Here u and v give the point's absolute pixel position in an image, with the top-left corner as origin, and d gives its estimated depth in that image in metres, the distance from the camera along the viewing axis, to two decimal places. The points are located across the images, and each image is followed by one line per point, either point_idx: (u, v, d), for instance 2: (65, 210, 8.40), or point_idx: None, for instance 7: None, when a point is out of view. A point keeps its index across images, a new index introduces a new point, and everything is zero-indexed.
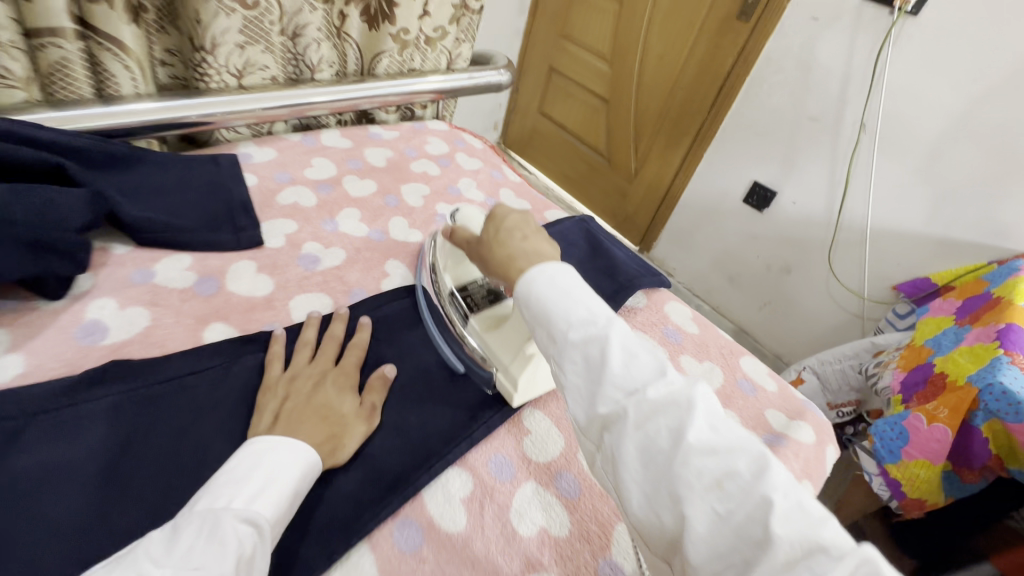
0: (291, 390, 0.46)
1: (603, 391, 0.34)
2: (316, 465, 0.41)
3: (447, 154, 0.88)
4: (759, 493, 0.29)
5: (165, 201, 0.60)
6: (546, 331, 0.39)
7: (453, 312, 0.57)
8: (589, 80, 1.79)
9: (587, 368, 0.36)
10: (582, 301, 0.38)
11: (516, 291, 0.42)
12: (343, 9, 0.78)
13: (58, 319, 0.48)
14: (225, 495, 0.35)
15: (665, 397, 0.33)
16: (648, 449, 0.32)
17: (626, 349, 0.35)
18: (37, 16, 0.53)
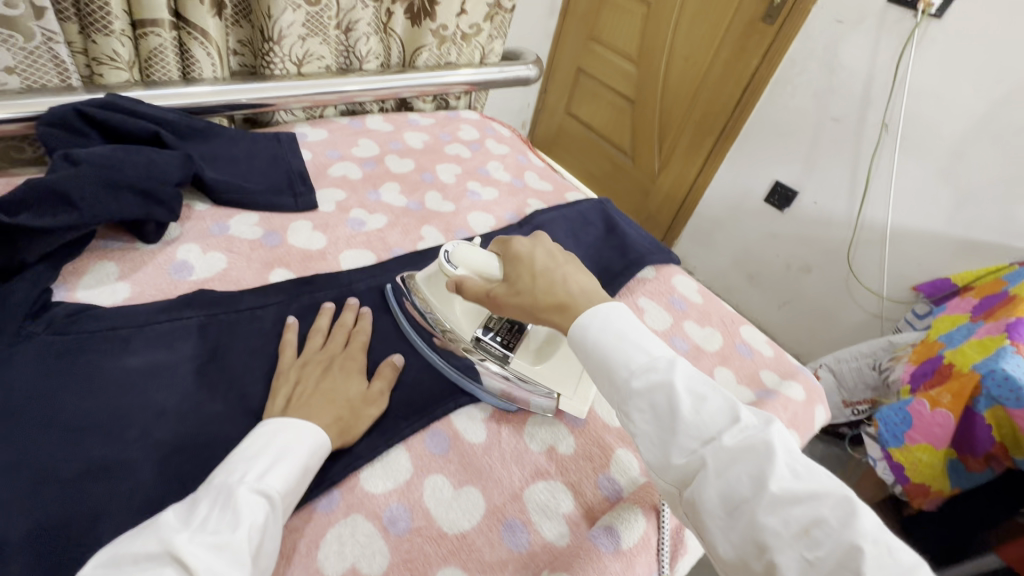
0: (302, 376, 0.48)
1: (677, 440, 0.35)
2: (325, 443, 0.43)
3: (478, 139, 0.96)
4: (849, 540, 0.30)
5: (237, 168, 0.69)
6: (609, 382, 0.38)
7: (489, 358, 0.55)
8: (616, 81, 1.86)
9: (657, 416, 0.36)
10: (639, 343, 0.38)
11: (569, 336, 0.42)
12: (391, 8, 0.87)
13: (155, 258, 0.58)
14: (239, 470, 0.38)
15: (740, 444, 0.34)
16: (728, 495, 0.33)
17: (693, 393, 0.36)
18: (143, 9, 0.64)
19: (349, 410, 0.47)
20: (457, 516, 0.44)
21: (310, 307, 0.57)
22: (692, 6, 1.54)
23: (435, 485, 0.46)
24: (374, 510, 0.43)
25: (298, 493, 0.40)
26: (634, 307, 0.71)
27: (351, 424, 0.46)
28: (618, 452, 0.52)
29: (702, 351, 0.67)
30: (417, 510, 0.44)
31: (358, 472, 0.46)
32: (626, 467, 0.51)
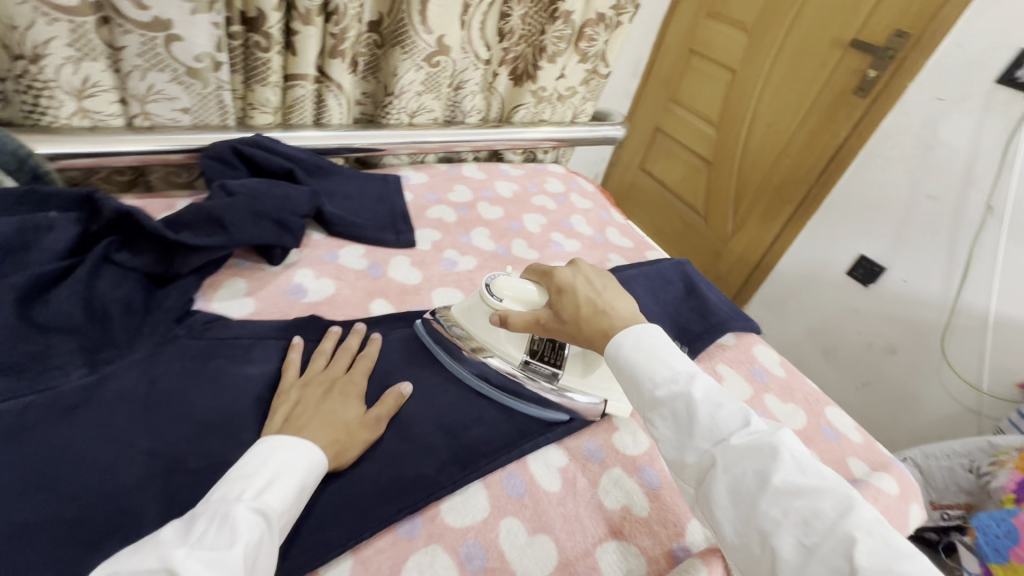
0: (303, 396, 0.49)
1: (693, 441, 0.37)
2: (322, 462, 0.43)
3: (563, 193, 1.01)
4: (844, 531, 0.31)
5: (350, 204, 0.77)
6: (636, 393, 0.41)
7: (540, 378, 0.58)
8: (694, 142, 1.88)
9: (675, 421, 0.38)
10: (666, 359, 0.41)
11: (605, 353, 0.45)
12: (498, 69, 0.94)
13: (278, 279, 0.65)
14: (237, 488, 0.37)
15: (748, 444, 0.36)
16: (735, 490, 0.35)
17: (710, 399, 0.38)
18: (296, 65, 0.74)
19: (346, 433, 0.47)
20: (530, 563, 0.45)
21: (404, 338, 0.61)
22: (779, 76, 1.55)
23: (509, 528, 0.47)
24: (453, 544, 0.45)
25: (292, 514, 0.40)
26: (714, 373, 0.70)
27: (345, 447, 0.46)
28: (692, 522, 0.51)
29: (784, 428, 0.65)
30: (492, 551, 0.45)
31: (440, 503, 0.48)
32: (700, 539, 0.50)
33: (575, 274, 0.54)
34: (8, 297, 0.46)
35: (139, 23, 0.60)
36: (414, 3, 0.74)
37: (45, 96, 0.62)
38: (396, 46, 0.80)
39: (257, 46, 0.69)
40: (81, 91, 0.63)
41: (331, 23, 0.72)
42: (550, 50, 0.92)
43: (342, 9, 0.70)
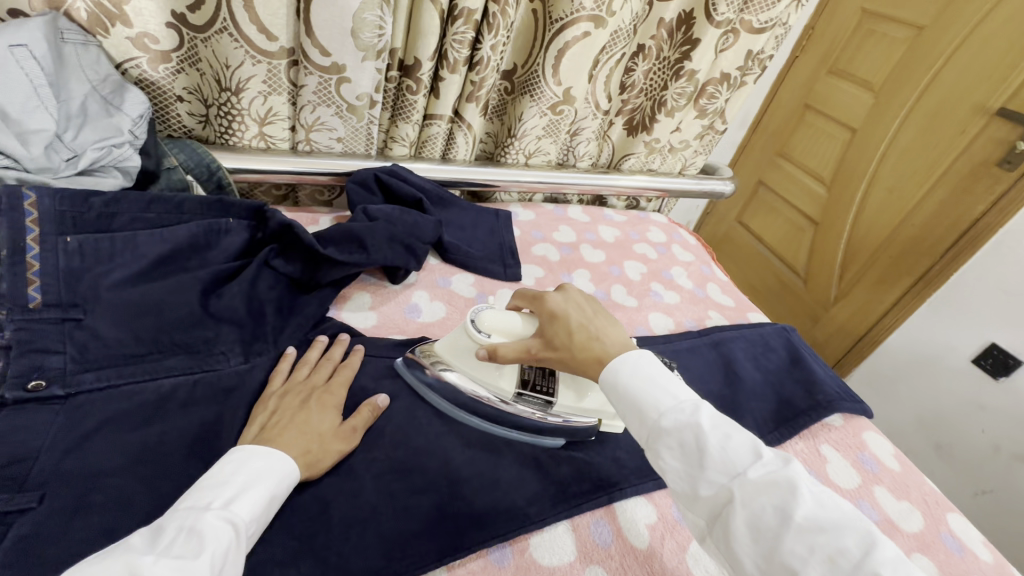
0: (279, 407, 0.51)
1: (706, 474, 0.38)
2: (293, 473, 0.45)
3: (666, 243, 1.00)
4: (871, 571, 0.32)
5: (464, 235, 0.82)
6: (641, 422, 0.42)
7: (532, 407, 0.58)
8: (800, 200, 1.80)
9: (684, 453, 0.39)
10: (669, 389, 0.43)
11: (602, 380, 0.47)
12: (614, 119, 0.97)
13: (398, 297, 0.71)
14: (206, 497, 0.39)
15: (765, 479, 0.36)
16: (755, 525, 0.36)
17: (718, 430, 0.39)
18: (436, 107, 0.82)
19: (318, 444, 0.48)
20: None
21: None
22: (906, 139, 1.46)
23: None
24: None
25: (261, 523, 0.41)
26: (816, 454, 0.66)
27: (316, 457, 0.48)
28: None
29: (896, 528, 0.59)
30: None
31: (528, 537, 0.50)
32: None
33: (567, 300, 0.55)
34: (196, 287, 0.56)
35: (320, 67, 0.70)
36: (549, 57, 0.80)
37: (236, 121, 0.74)
38: (525, 94, 0.85)
39: (408, 89, 0.78)
40: (263, 119, 0.75)
41: (473, 72, 0.79)
42: (670, 104, 0.93)
43: (485, 60, 0.77)
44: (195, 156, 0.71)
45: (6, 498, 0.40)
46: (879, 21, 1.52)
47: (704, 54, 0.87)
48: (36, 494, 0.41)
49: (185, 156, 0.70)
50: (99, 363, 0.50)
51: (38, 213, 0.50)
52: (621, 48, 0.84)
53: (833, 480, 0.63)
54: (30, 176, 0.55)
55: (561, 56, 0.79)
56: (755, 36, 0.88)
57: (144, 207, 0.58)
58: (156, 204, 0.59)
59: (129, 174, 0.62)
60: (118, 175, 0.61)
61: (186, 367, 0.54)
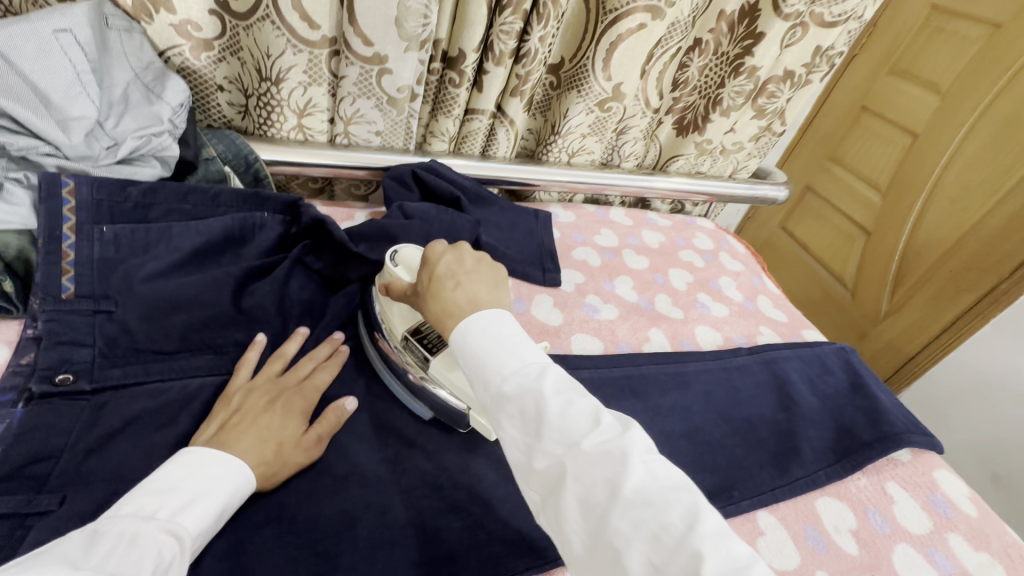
0: (243, 404, 0.47)
1: (542, 445, 0.36)
2: (251, 483, 0.42)
3: (713, 251, 0.94)
4: (691, 548, 0.30)
5: (502, 236, 0.78)
6: (484, 388, 0.39)
7: (411, 357, 0.53)
8: (852, 207, 1.69)
9: (524, 420, 0.37)
10: (518, 353, 0.40)
11: (452, 340, 0.43)
12: (663, 118, 0.92)
13: None
14: (149, 506, 0.37)
15: (598, 449, 0.34)
16: (585, 501, 0.33)
17: (559, 395, 0.37)
18: (478, 101, 0.78)
19: (276, 450, 0.45)
20: None
21: None
22: (974, 147, 1.35)
23: None
24: None
25: (209, 537, 0.39)
26: (882, 493, 0.59)
27: (274, 468, 0.44)
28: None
29: None
30: None
31: (566, 568, 0.46)
32: None
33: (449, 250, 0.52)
34: (229, 284, 0.54)
35: (362, 57, 0.68)
36: (599, 51, 0.75)
37: (275, 112, 0.72)
38: (571, 90, 0.81)
39: (450, 82, 0.75)
40: (302, 110, 0.73)
41: (518, 65, 0.75)
42: (726, 104, 0.87)
43: (532, 53, 0.73)
44: (232, 146, 0.69)
45: (26, 500, 0.38)
46: (949, 18, 1.41)
47: (767, 49, 0.80)
48: (57, 496, 0.39)
49: (222, 146, 0.69)
50: (126, 358, 0.49)
51: (75, 201, 0.50)
52: (676, 42, 0.79)
53: (901, 524, 0.57)
54: (70, 163, 0.54)
55: (613, 49, 0.75)
56: (826, 31, 0.81)
57: (181, 199, 0.57)
58: (193, 195, 0.58)
59: (166, 162, 0.62)
60: (155, 164, 0.61)
61: (213, 366, 0.52)
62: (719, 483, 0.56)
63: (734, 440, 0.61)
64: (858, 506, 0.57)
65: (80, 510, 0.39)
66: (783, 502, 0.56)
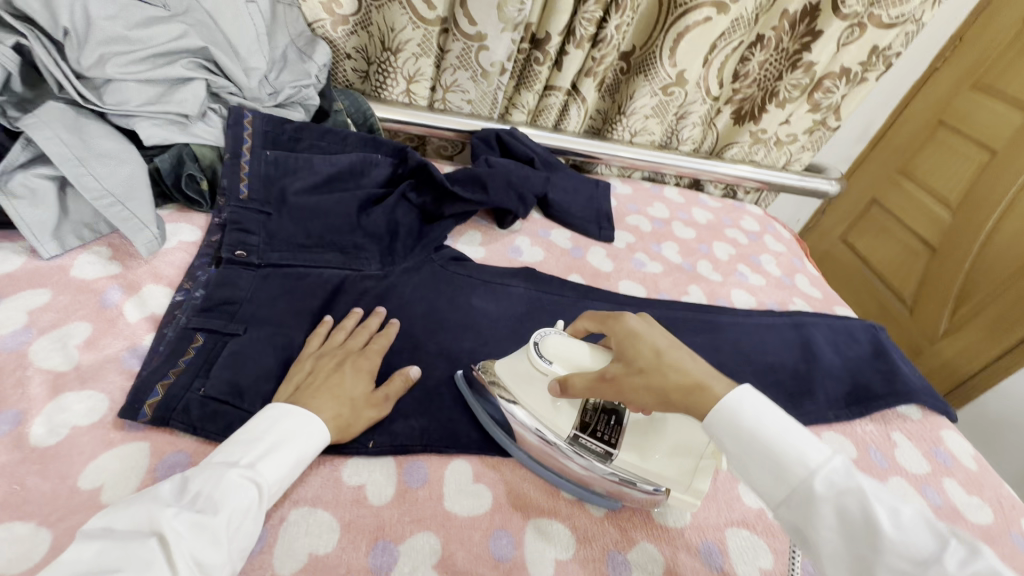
0: (315, 367, 0.52)
1: (882, 556, 0.35)
2: (323, 435, 0.46)
3: (758, 232, 1.02)
4: None
5: (564, 197, 0.87)
6: (780, 482, 0.38)
7: (589, 454, 0.49)
8: (918, 221, 1.65)
9: (847, 525, 0.36)
10: (813, 447, 0.39)
11: (718, 431, 0.41)
12: (722, 106, 1.01)
13: (504, 238, 0.81)
14: (239, 454, 0.42)
15: (961, 570, 0.33)
16: None
17: (884, 503, 0.36)
18: (556, 79, 0.90)
19: (350, 409, 0.50)
20: (665, 512, 0.52)
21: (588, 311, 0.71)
22: None
23: None
24: None
25: (288, 482, 0.43)
26: (885, 438, 0.67)
27: (349, 422, 0.49)
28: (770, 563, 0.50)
29: (960, 515, 0.60)
30: None
31: None
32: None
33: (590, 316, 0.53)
34: (355, 203, 0.70)
35: (466, 35, 0.82)
36: (667, 40, 0.86)
37: (389, 77, 0.87)
38: (639, 74, 0.92)
39: (536, 60, 0.87)
40: (411, 77, 0.88)
41: (595, 49, 0.86)
42: (782, 96, 0.95)
43: (609, 39, 0.84)
44: (356, 103, 0.85)
45: (223, 323, 0.55)
46: None
47: (825, 46, 0.88)
48: (241, 325, 0.55)
49: (348, 102, 0.84)
50: (279, 247, 0.65)
51: (251, 129, 0.67)
52: (739, 36, 0.88)
53: (901, 463, 0.65)
54: (246, 102, 0.71)
55: (680, 39, 0.85)
56: (884, 31, 0.87)
57: (321, 136, 0.73)
58: (329, 136, 0.74)
59: (308, 110, 0.78)
60: (301, 110, 0.77)
61: (338, 262, 0.67)
62: None
63: (755, 377, 0.70)
64: (860, 443, 0.66)
65: (255, 339, 0.54)
66: None
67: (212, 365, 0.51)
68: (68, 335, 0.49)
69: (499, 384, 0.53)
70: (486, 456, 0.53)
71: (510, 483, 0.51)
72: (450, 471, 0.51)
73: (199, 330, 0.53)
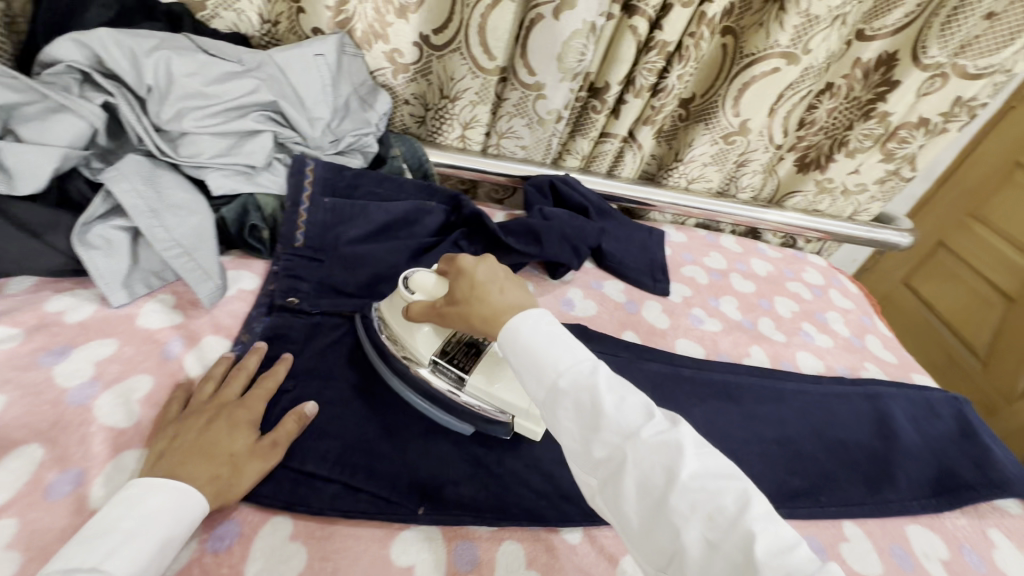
0: (181, 428, 0.46)
1: (600, 435, 0.37)
2: (195, 506, 0.42)
3: (822, 285, 0.96)
4: (744, 527, 0.33)
5: (617, 247, 0.84)
6: (537, 382, 0.40)
7: (444, 380, 0.54)
8: (989, 269, 1.52)
9: (580, 413, 0.39)
10: (568, 351, 0.41)
11: (501, 343, 0.43)
12: (785, 154, 0.96)
13: (555, 289, 0.79)
14: (83, 554, 0.36)
15: (655, 439, 0.37)
16: (644, 484, 0.36)
17: (614, 392, 0.39)
18: (613, 126, 0.89)
19: (231, 468, 0.45)
20: None
21: (644, 372, 0.68)
22: None
23: None
24: None
25: (155, 571, 0.39)
26: (981, 536, 0.61)
27: (232, 483, 0.45)
28: None
29: None
30: None
31: None
32: None
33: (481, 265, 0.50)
34: (408, 253, 0.70)
35: (525, 84, 0.82)
36: (731, 90, 0.83)
37: (445, 124, 0.88)
38: (699, 122, 0.89)
39: (593, 108, 0.86)
40: (467, 123, 0.88)
41: (655, 98, 0.85)
42: (853, 145, 0.91)
43: (669, 88, 0.83)
44: (412, 150, 0.84)
45: (278, 380, 0.55)
46: None
47: (902, 96, 0.84)
48: (293, 381, 0.55)
49: (404, 149, 0.84)
50: (332, 297, 0.64)
51: (312, 177, 0.68)
52: (808, 85, 0.84)
53: (1002, 569, 0.58)
54: (308, 151, 0.72)
55: (745, 89, 0.82)
56: (968, 81, 0.82)
57: (377, 183, 0.73)
58: (385, 184, 0.74)
59: (366, 156, 0.80)
60: (359, 157, 0.79)
61: None
62: (807, 488, 0.61)
63: (826, 456, 0.65)
64: (952, 541, 0.60)
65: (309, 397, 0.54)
66: (870, 519, 0.60)
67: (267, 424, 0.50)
68: (131, 389, 0.50)
69: (382, 314, 0.58)
70: (538, 536, 0.50)
71: (565, 568, 0.48)
72: (502, 553, 0.48)
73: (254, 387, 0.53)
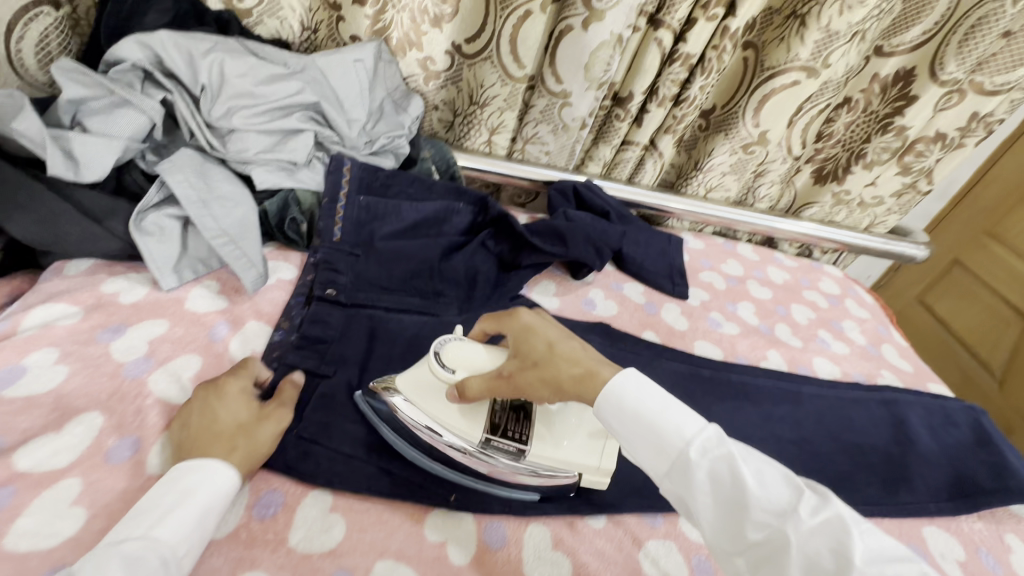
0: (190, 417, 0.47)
1: (751, 514, 0.37)
2: (229, 479, 0.43)
3: (839, 295, 0.97)
4: None
5: (639, 251, 0.86)
6: (665, 455, 0.40)
7: (503, 455, 0.51)
8: (1009, 287, 1.52)
9: (720, 490, 0.38)
10: (682, 416, 0.41)
11: (602, 412, 0.44)
12: (803, 165, 0.98)
13: (577, 290, 0.81)
14: (130, 528, 0.39)
15: (816, 518, 0.35)
16: (809, 567, 0.34)
17: (751, 463, 0.38)
18: (635, 134, 0.91)
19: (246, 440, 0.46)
20: None
21: (665, 371, 0.70)
22: None
23: None
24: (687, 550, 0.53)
25: (199, 540, 0.40)
26: (998, 539, 0.62)
27: (252, 454, 0.46)
28: None
29: None
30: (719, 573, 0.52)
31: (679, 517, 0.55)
32: None
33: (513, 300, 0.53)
34: (438, 249, 0.72)
35: (552, 92, 0.85)
36: (751, 101, 0.86)
37: (473, 129, 0.91)
38: (719, 132, 0.92)
39: (616, 116, 0.89)
40: (494, 129, 0.91)
41: (677, 108, 0.88)
42: (870, 158, 0.92)
43: (692, 98, 0.85)
44: (441, 152, 0.88)
45: (316, 364, 0.57)
46: None
47: (920, 111, 0.86)
48: (331, 366, 0.58)
49: (434, 152, 0.88)
50: (366, 290, 0.67)
51: (349, 176, 0.70)
52: (827, 98, 0.86)
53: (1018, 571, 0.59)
54: (345, 150, 0.76)
55: (764, 101, 0.85)
56: (984, 98, 0.84)
57: (410, 183, 0.76)
58: (416, 184, 0.76)
59: (398, 157, 0.83)
60: (391, 158, 0.81)
61: (419, 306, 0.69)
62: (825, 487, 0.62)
63: (844, 457, 0.66)
64: (969, 544, 0.61)
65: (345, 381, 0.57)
66: (887, 520, 0.61)
67: (307, 403, 0.53)
68: (180, 367, 0.53)
69: (410, 403, 0.51)
70: (563, 520, 0.52)
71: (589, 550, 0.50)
72: (529, 534, 0.50)
73: (293, 370, 0.56)
